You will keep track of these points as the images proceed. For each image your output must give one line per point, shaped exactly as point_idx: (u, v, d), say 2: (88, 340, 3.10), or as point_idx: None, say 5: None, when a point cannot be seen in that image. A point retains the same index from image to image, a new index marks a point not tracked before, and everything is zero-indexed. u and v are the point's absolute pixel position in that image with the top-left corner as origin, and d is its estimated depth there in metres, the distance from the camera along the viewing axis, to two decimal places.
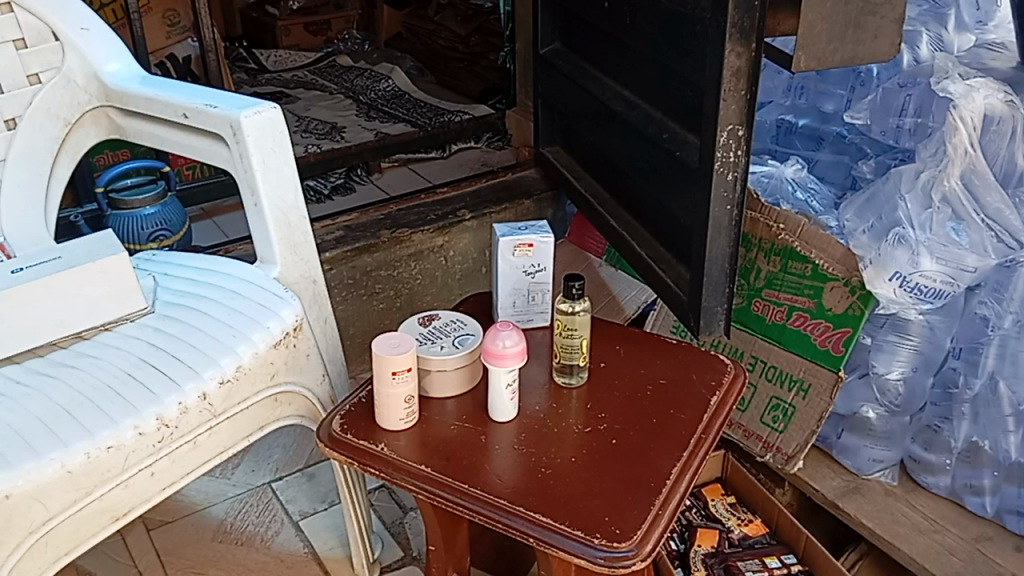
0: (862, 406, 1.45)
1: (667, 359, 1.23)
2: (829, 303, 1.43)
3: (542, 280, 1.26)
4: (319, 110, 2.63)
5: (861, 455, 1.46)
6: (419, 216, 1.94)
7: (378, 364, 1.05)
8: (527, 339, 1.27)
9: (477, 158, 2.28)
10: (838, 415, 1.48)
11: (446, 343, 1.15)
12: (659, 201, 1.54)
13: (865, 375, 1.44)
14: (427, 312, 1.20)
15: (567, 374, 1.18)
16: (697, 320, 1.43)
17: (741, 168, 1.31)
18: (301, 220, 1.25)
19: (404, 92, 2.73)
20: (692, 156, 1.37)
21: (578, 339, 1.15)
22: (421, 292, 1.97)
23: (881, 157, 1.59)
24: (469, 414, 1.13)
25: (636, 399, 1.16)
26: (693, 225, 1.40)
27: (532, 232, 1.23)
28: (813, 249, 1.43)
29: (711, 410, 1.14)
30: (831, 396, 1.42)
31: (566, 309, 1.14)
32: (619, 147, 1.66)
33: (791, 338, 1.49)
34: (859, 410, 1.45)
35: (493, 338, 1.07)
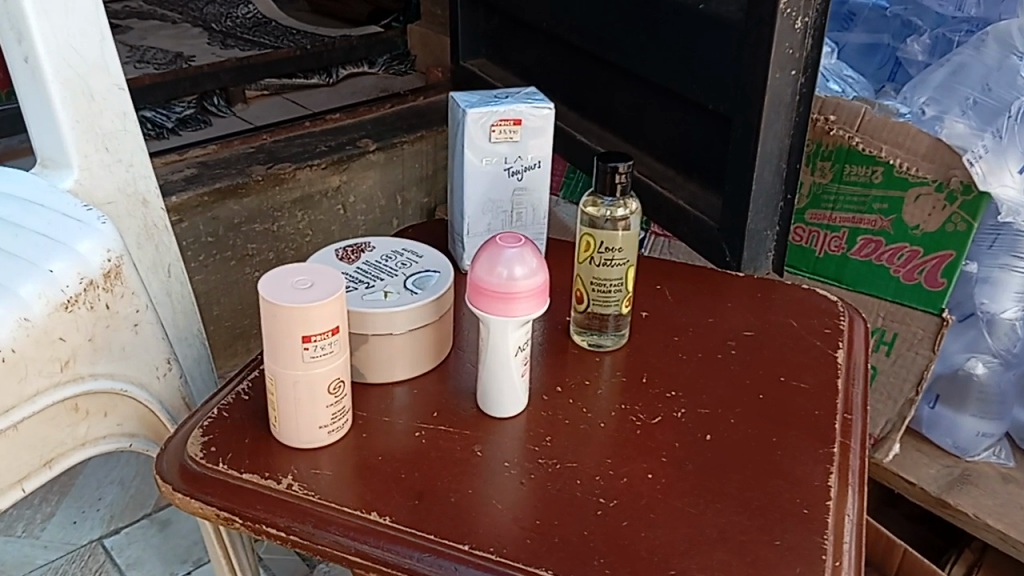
0: (968, 361, 1.03)
1: (741, 300, 0.77)
2: (913, 219, 1.01)
3: (535, 187, 0.77)
4: (159, 39, 2.04)
5: (962, 430, 1.06)
6: (304, 148, 1.40)
7: (275, 327, 0.54)
8: None
9: (373, 85, 1.74)
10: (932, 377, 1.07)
11: (392, 289, 0.64)
12: (656, 94, 1.08)
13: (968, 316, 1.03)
14: (354, 242, 0.70)
15: (593, 333, 0.70)
16: (739, 251, 0.98)
17: (814, 9, 0.86)
18: (117, 91, 0.72)
19: (269, 19, 2.16)
20: (732, 7, 0.90)
21: (622, 268, 0.66)
22: (312, 253, 1.44)
23: (939, 30, 1.18)
24: (441, 410, 0.63)
25: (720, 363, 0.69)
26: (729, 114, 0.94)
27: (517, 101, 0.74)
28: (881, 144, 0.99)
29: (842, 374, 0.68)
30: (932, 346, 1.02)
31: (598, 215, 0.65)
32: (576, 21, 1.17)
33: (857, 276, 1.06)
34: (962, 367, 1.04)
35: (489, 263, 0.57)
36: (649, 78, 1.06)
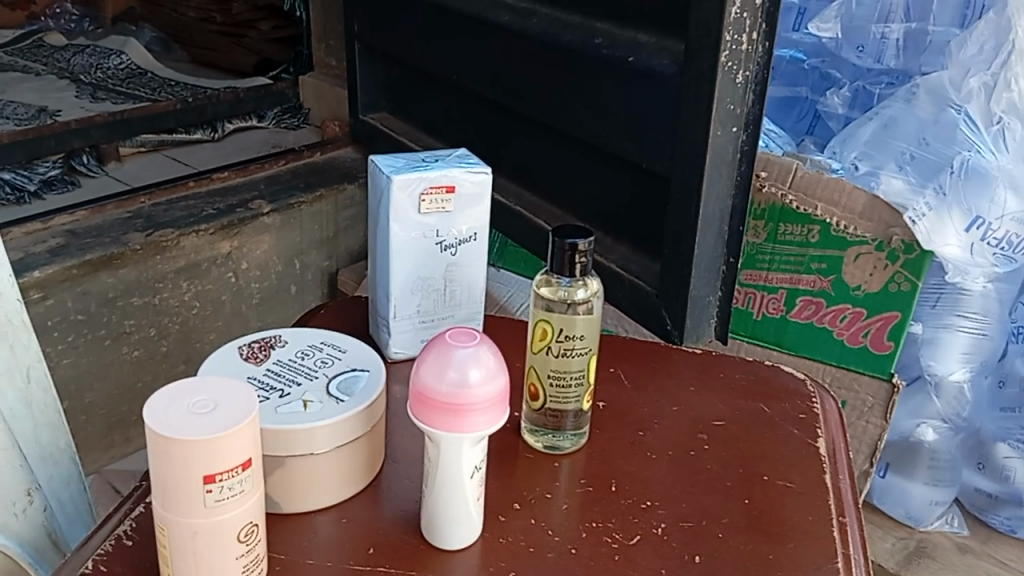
0: (919, 427, 1.02)
1: (705, 383, 0.69)
2: (854, 279, 0.96)
3: (470, 262, 0.68)
4: (19, 92, 1.85)
5: (916, 500, 1.05)
6: (189, 211, 1.26)
7: (165, 467, 0.42)
8: None
9: (264, 140, 1.61)
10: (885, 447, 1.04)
11: (312, 396, 0.53)
12: (580, 150, 1.00)
13: (916, 381, 1.01)
14: (261, 337, 0.59)
15: (550, 433, 0.60)
16: (681, 321, 0.90)
17: (756, 64, 0.80)
18: None
19: (144, 70, 2.00)
20: (665, 60, 0.84)
21: (584, 358, 0.58)
22: (200, 327, 1.29)
23: (858, 81, 1.14)
24: (378, 543, 0.52)
25: (695, 463, 0.60)
26: (666, 173, 0.87)
27: (449, 165, 0.65)
28: (815, 202, 0.94)
29: (828, 466, 0.61)
30: (885, 414, 1.00)
31: (555, 298, 0.56)
32: (488, 74, 1.08)
33: (800, 340, 1.01)
34: (915, 434, 1.02)
35: (438, 365, 0.47)
36: (574, 134, 0.98)
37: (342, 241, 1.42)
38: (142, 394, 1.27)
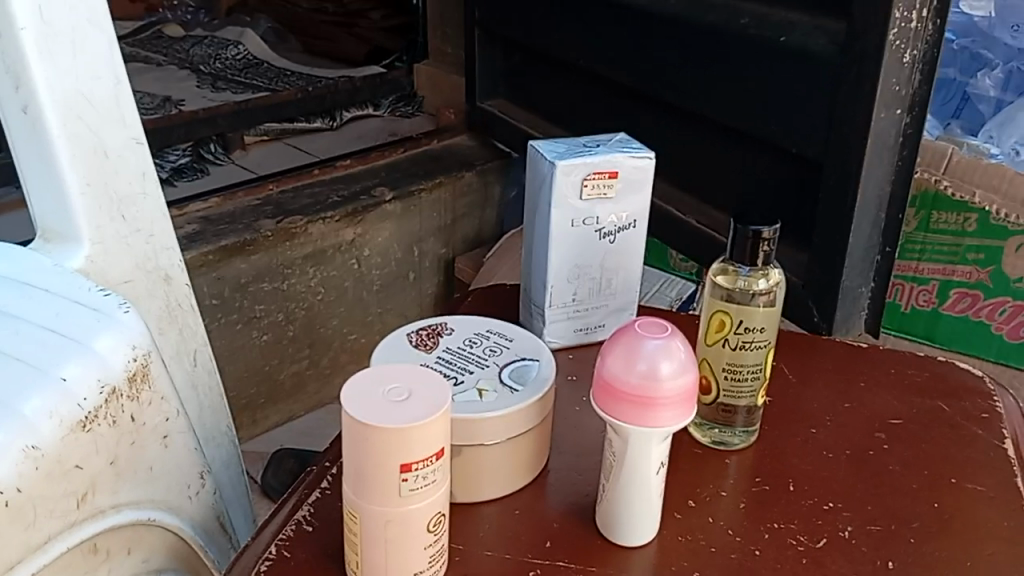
0: None
1: (875, 379, 0.66)
2: (1015, 271, 0.91)
3: (629, 249, 0.66)
4: (145, 82, 1.91)
5: None
6: (315, 198, 1.28)
7: (366, 454, 0.42)
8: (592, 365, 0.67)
9: (380, 128, 1.63)
10: None
11: (487, 385, 0.52)
12: (718, 134, 0.97)
13: None
14: (428, 323, 0.58)
15: (719, 429, 0.58)
16: (830, 312, 0.86)
17: (925, 40, 0.75)
18: (136, 146, 0.62)
19: (261, 60, 2.04)
20: (822, 39, 0.80)
21: (761, 351, 0.55)
22: (323, 312, 1.31)
23: (1011, 63, 1.04)
24: (554, 536, 0.51)
25: (875, 463, 0.57)
26: (818, 159, 0.83)
27: (611, 149, 0.63)
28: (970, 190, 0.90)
29: (1019, 469, 0.57)
30: None
31: (735, 288, 0.54)
32: (620, 58, 1.05)
33: (952, 334, 0.96)
34: None
35: (626, 357, 0.45)
36: (714, 119, 0.95)
37: (460, 228, 1.42)
38: (269, 377, 1.30)
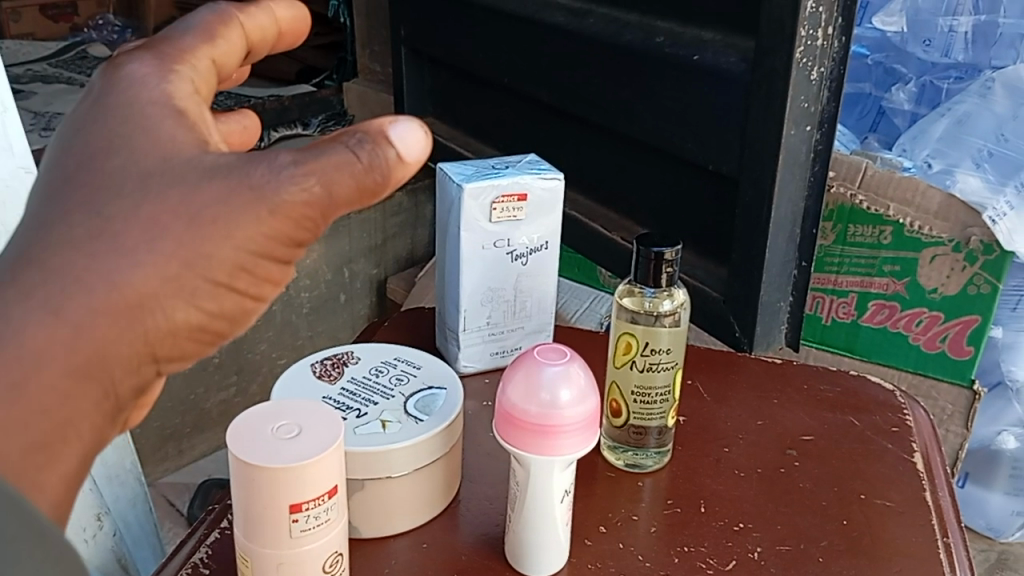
0: (1001, 435, 0.97)
1: (789, 397, 0.66)
2: (930, 282, 0.93)
3: (543, 271, 0.66)
4: (66, 104, 1.86)
5: (994, 510, 1.01)
6: None
7: (253, 496, 0.40)
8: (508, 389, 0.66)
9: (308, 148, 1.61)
10: (968, 454, 1.01)
11: (390, 417, 0.51)
12: (638, 151, 0.97)
13: (1002, 386, 0.96)
14: (333, 353, 0.57)
15: (633, 451, 0.57)
16: (751, 327, 0.87)
17: (832, 58, 0.76)
18: (24, 175, 0.61)
19: None
20: (733, 58, 0.81)
21: (669, 373, 0.55)
22: (250, 338, 1.28)
23: (925, 76, 1.06)
24: (462, 570, 0.49)
25: (786, 481, 0.57)
26: (734, 175, 0.84)
27: (520, 171, 0.63)
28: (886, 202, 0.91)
29: (927, 483, 0.58)
30: (966, 422, 0.96)
31: (641, 310, 0.54)
32: (542, 77, 1.05)
33: (872, 345, 0.97)
34: (995, 442, 0.98)
35: (526, 385, 0.45)
36: (635, 137, 0.95)
37: (391, 248, 1.40)
38: (195, 406, 1.27)
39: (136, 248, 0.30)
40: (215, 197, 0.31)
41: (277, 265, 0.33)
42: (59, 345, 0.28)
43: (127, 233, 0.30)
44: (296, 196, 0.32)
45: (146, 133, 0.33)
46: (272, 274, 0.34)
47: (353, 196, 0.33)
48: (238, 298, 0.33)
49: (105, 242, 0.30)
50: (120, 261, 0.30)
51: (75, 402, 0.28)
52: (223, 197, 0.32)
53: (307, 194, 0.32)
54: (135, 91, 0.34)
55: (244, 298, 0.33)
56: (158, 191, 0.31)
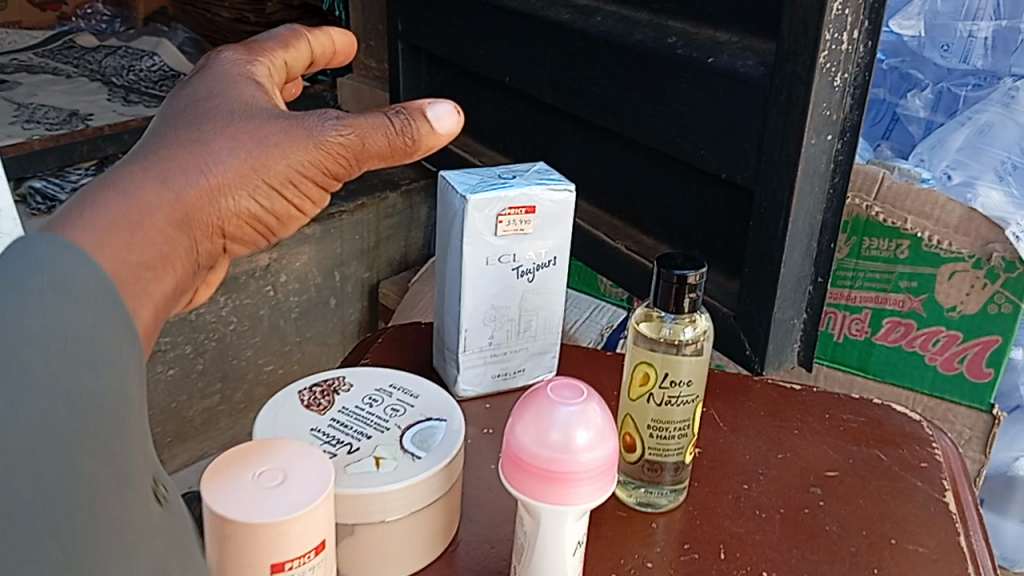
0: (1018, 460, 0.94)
1: (810, 427, 0.62)
2: (948, 299, 0.89)
3: (550, 288, 0.62)
4: (51, 95, 1.80)
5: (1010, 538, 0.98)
6: None
7: (231, 553, 0.36)
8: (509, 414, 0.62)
9: None
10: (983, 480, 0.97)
11: (385, 453, 0.47)
12: (645, 156, 0.93)
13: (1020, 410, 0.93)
14: (324, 378, 0.53)
15: (647, 489, 0.53)
16: (763, 345, 0.83)
17: (856, 64, 0.72)
18: None
19: (177, 72, 1.95)
20: (750, 61, 0.77)
21: (689, 406, 0.51)
22: (236, 343, 1.23)
23: (941, 83, 0.99)
24: None
25: (810, 524, 0.53)
26: (748, 185, 0.80)
27: (528, 181, 0.58)
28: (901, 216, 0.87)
29: (960, 526, 0.54)
30: (983, 447, 0.93)
31: (659, 338, 0.50)
32: (545, 77, 1.01)
33: (885, 365, 0.94)
34: (1012, 468, 0.95)
35: (537, 425, 0.40)
36: (643, 142, 0.91)
37: (384, 251, 1.35)
38: (178, 414, 1.22)
39: (225, 145, 0.40)
40: (281, 131, 0.42)
41: (314, 186, 0.44)
42: (175, 194, 0.37)
43: (215, 143, 0.40)
44: (336, 133, 0.44)
45: (227, 87, 0.44)
46: (313, 196, 0.45)
47: (385, 151, 0.46)
48: (283, 205, 0.44)
49: (205, 135, 0.40)
50: (216, 150, 0.40)
51: (176, 240, 0.37)
52: (286, 133, 0.42)
53: (348, 140, 0.44)
54: (228, 69, 0.46)
55: (289, 206, 0.44)
56: (239, 116, 0.42)
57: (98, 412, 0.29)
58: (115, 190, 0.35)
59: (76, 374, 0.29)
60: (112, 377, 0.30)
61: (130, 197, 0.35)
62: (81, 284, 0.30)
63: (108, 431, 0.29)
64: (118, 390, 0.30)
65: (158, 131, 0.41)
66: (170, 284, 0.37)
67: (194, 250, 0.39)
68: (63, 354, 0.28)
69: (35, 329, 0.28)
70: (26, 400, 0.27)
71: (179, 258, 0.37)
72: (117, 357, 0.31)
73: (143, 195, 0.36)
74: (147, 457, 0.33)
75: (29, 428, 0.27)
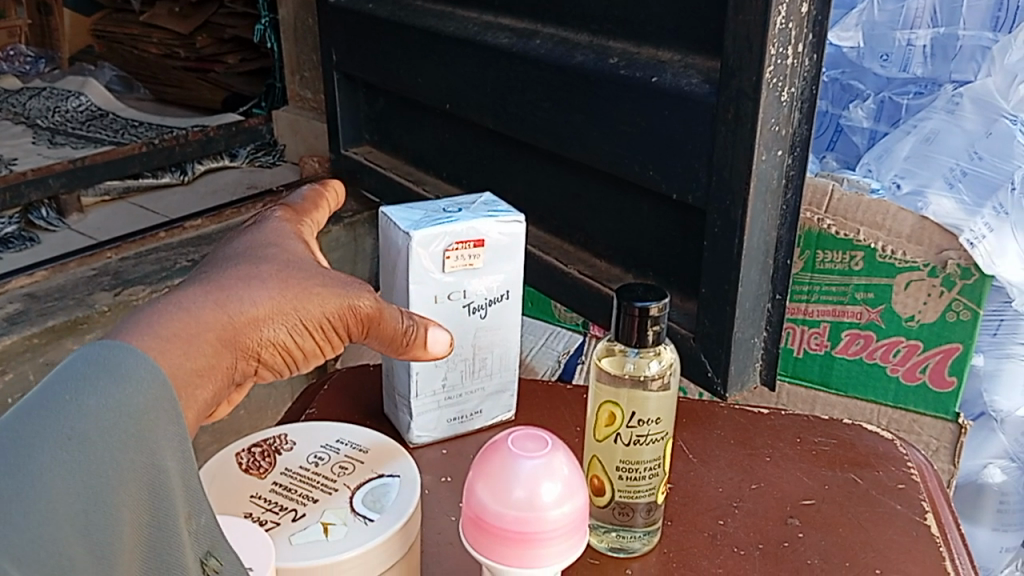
0: (988, 467, 0.94)
1: (781, 452, 0.59)
2: (906, 310, 0.88)
3: (505, 325, 0.58)
4: None
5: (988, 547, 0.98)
6: (159, 264, 1.15)
7: None
8: (468, 459, 0.58)
9: (236, 180, 1.51)
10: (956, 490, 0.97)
11: (333, 518, 0.43)
12: (593, 178, 0.91)
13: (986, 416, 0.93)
14: (265, 438, 0.49)
15: (618, 532, 0.50)
16: (724, 367, 0.80)
17: (802, 77, 0.71)
18: None
19: (105, 112, 1.87)
20: (694, 79, 0.76)
21: (658, 444, 0.48)
22: None
23: (883, 92, 0.96)
24: None
25: (791, 558, 0.50)
26: (700, 205, 0.78)
27: (476, 213, 0.55)
28: (852, 228, 0.87)
29: (945, 550, 0.51)
30: (952, 455, 0.91)
31: (623, 374, 0.47)
32: (485, 102, 0.98)
33: (847, 378, 0.92)
34: (983, 475, 0.94)
35: (500, 480, 0.37)
36: (589, 164, 0.88)
37: None
38: None
39: (268, 286, 0.44)
40: (310, 286, 0.45)
41: (339, 336, 0.47)
42: (222, 315, 0.41)
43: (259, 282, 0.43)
44: (368, 299, 0.47)
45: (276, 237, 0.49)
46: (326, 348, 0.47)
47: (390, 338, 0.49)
48: (314, 343, 0.46)
49: (252, 275, 0.44)
50: (262, 288, 0.43)
51: (219, 356, 0.40)
52: (311, 287, 0.45)
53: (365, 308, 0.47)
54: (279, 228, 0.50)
55: (320, 347, 0.46)
56: (286, 264, 0.46)
57: (141, 490, 0.32)
58: (173, 307, 0.39)
59: (128, 455, 0.32)
60: (160, 460, 0.34)
61: (183, 315, 0.39)
62: (137, 380, 0.34)
63: (148, 508, 0.33)
64: (164, 464, 0.34)
65: (216, 266, 0.45)
66: (211, 392, 0.39)
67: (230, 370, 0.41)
68: (117, 440, 0.32)
69: (101, 420, 0.32)
70: (88, 480, 0.31)
71: (217, 375, 0.40)
72: (166, 438, 0.34)
73: (191, 317, 0.39)
74: (192, 531, 0.36)
75: (83, 512, 0.30)
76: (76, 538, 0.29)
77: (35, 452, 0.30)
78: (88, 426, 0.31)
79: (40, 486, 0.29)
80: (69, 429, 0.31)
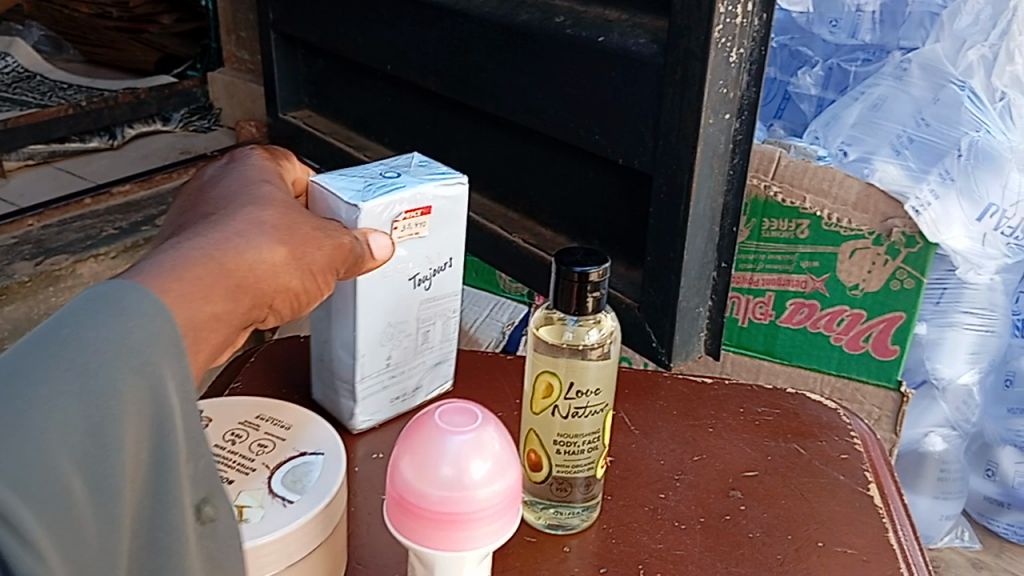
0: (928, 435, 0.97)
1: (724, 423, 0.58)
2: (850, 278, 0.87)
3: (443, 294, 0.56)
4: None
5: (929, 515, 1.00)
6: (84, 233, 1.09)
7: None
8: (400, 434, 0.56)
9: (169, 145, 1.45)
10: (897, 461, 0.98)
11: (249, 500, 0.40)
12: (539, 143, 0.88)
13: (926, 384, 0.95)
14: None
15: (555, 509, 0.48)
16: (669, 337, 0.79)
17: (751, 38, 0.69)
18: None
19: (32, 73, 1.78)
20: (642, 39, 0.73)
21: (598, 417, 0.46)
22: None
23: (831, 59, 0.95)
24: None
25: (732, 531, 0.49)
26: (646, 170, 0.76)
27: (418, 177, 0.52)
28: (800, 195, 0.84)
29: (888, 520, 0.50)
30: (893, 423, 0.92)
31: (562, 343, 0.44)
32: (428, 63, 0.94)
33: (792, 347, 0.92)
34: (923, 443, 0.97)
35: (423, 457, 0.35)
36: (535, 129, 0.85)
37: None
38: None
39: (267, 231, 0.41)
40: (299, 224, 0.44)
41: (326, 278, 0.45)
42: (231, 260, 0.38)
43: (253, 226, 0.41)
44: (347, 238, 0.46)
45: (264, 182, 0.47)
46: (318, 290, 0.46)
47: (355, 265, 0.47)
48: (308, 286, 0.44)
49: (254, 222, 0.42)
50: (265, 234, 0.41)
51: (233, 303, 0.38)
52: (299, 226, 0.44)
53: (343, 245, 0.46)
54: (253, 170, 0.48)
55: (316, 289, 0.45)
56: (278, 206, 0.44)
57: (142, 431, 0.29)
58: (184, 251, 0.37)
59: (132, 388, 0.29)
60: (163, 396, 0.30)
61: (191, 260, 0.37)
62: (145, 314, 0.31)
63: (146, 442, 0.30)
64: (171, 403, 0.30)
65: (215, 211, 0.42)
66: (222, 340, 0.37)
67: (245, 316, 0.39)
68: (119, 371, 0.29)
69: (101, 352, 0.29)
70: (84, 414, 0.28)
71: (232, 320, 0.37)
72: (173, 375, 0.31)
73: (206, 260, 0.37)
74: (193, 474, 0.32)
75: (80, 447, 0.28)
76: (73, 471, 0.27)
77: (28, 382, 0.27)
78: (91, 360, 0.29)
79: (33, 417, 0.27)
80: (69, 363, 0.28)
